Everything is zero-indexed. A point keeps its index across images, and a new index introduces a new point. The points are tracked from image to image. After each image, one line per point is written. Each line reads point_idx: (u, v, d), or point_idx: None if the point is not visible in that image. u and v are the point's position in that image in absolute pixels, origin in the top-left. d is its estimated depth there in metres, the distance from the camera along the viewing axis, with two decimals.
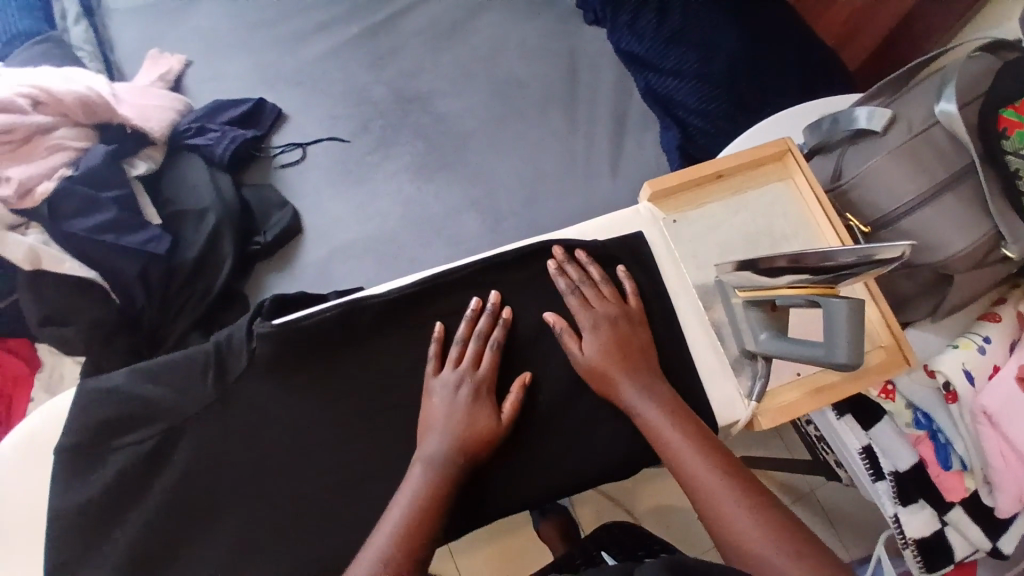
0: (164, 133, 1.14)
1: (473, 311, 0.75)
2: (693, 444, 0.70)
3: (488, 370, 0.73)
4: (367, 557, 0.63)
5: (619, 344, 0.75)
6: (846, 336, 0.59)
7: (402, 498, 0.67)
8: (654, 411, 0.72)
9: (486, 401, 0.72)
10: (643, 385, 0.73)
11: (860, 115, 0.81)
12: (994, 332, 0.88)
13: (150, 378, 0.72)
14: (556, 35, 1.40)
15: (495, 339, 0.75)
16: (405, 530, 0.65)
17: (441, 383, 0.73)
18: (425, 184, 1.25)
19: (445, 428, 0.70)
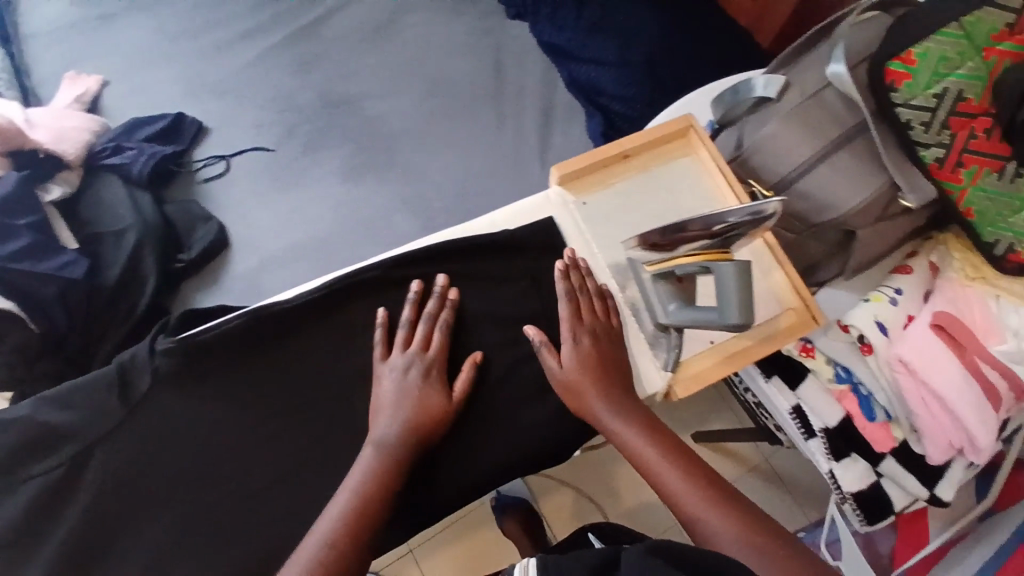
0: (79, 155, 1.11)
1: (417, 294, 0.75)
2: (667, 458, 0.69)
3: (437, 352, 0.73)
4: (309, 543, 0.62)
5: (596, 355, 0.74)
6: (736, 299, 0.64)
7: (351, 482, 0.66)
8: (627, 425, 0.71)
9: (436, 382, 0.72)
10: (615, 398, 0.72)
11: (756, 84, 0.83)
12: (906, 284, 0.91)
13: (53, 403, 0.70)
14: (479, 32, 1.36)
15: (444, 320, 0.74)
16: (350, 511, 0.64)
17: (391, 367, 0.72)
18: (355, 187, 1.23)
19: (398, 411, 0.69)
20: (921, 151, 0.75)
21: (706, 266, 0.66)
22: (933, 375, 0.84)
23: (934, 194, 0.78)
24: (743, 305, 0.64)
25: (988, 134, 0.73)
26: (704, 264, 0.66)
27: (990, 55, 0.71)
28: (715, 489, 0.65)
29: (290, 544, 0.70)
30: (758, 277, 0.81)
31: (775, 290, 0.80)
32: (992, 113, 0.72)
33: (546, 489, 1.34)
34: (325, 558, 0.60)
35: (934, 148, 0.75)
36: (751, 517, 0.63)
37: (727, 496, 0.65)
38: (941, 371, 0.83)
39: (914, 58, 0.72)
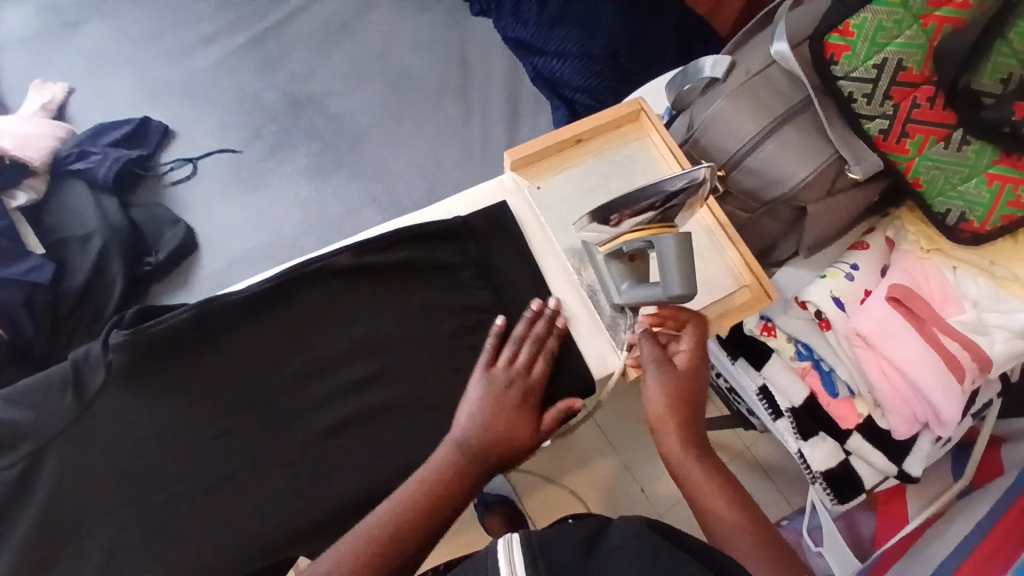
0: (44, 161, 1.12)
1: (531, 314, 0.75)
2: (727, 505, 0.66)
3: (537, 379, 0.73)
4: (359, 532, 0.64)
5: (687, 378, 0.73)
6: (676, 267, 0.67)
7: (420, 473, 0.68)
8: (695, 466, 0.69)
9: (531, 408, 0.71)
10: (691, 436, 0.71)
11: (704, 64, 0.85)
12: (863, 259, 0.91)
13: (6, 402, 0.70)
14: (444, 27, 1.37)
15: (549, 349, 0.74)
16: (400, 507, 0.65)
17: (490, 378, 0.72)
18: (323, 186, 1.24)
19: (487, 426, 0.69)
20: (865, 124, 0.76)
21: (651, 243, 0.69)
22: (890, 347, 0.84)
23: (879, 164, 0.78)
24: (686, 274, 0.67)
25: (931, 103, 0.74)
26: (649, 240, 0.69)
27: (927, 23, 0.72)
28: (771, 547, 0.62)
29: (246, 535, 0.70)
30: (710, 255, 0.81)
31: (726, 265, 0.81)
32: (933, 82, 0.74)
33: (530, 486, 1.32)
34: (370, 547, 0.62)
35: (878, 121, 0.76)
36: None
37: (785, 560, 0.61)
38: (899, 345, 0.84)
39: (851, 30, 0.74)
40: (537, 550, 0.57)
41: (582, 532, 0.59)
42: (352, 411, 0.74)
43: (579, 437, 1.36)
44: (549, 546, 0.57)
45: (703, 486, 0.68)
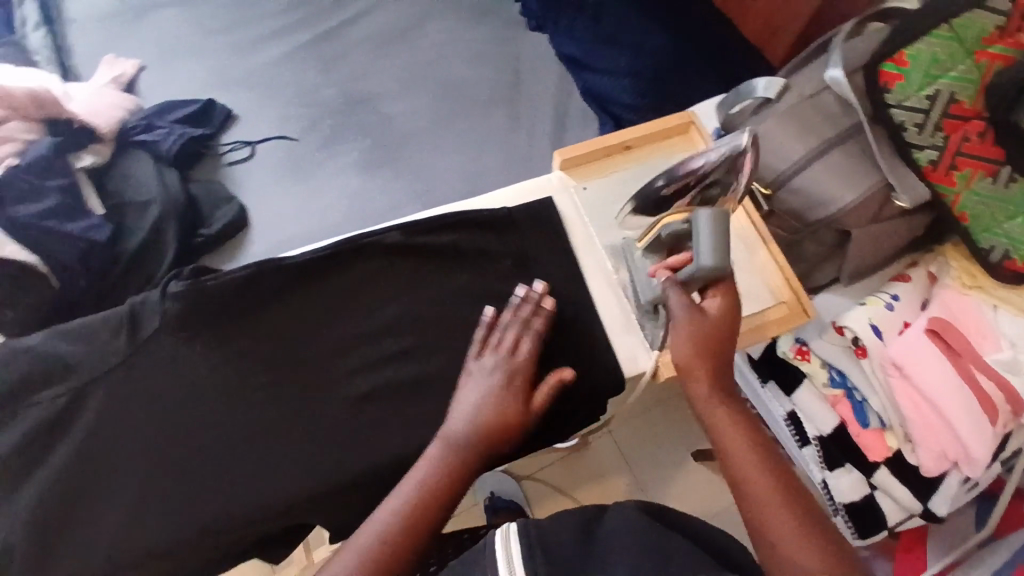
0: (112, 130, 1.17)
1: (518, 300, 0.75)
2: (752, 453, 0.64)
3: (524, 361, 0.72)
4: (372, 528, 0.64)
5: (716, 320, 0.69)
6: (708, 237, 0.67)
7: (418, 472, 0.67)
8: (722, 413, 0.67)
9: (517, 389, 0.71)
10: (718, 382, 0.69)
11: (757, 84, 0.85)
12: (902, 291, 0.91)
13: (65, 338, 0.75)
14: (502, 39, 1.42)
15: (535, 330, 0.74)
16: (407, 509, 0.65)
17: (478, 365, 0.72)
18: (370, 179, 1.28)
19: (474, 413, 0.69)
20: (915, 153, 0.78)
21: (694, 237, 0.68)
22: (925, 380, 0.84)
23: (927, 195, 0.79)
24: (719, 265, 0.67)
25: (981, 137, 0.76)
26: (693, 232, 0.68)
27: (981, 58, 0.74)
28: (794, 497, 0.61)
29: (274, 494, 0.71)
30: (750, 268, 0.82)
31: (764, 279, 0.81)
32: (984, 117, 0.75)
33: (542, 494, 1.31)
34: (385, 536, 0.63)
35: (929, 151, 0.78)
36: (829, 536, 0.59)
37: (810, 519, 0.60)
38: (933, 379, 0.83)
39: (906, 60, 0.76)
40: (535, 542, 0.55)
41: (579, 525, 0.58)
42: (384, 382, 0.75)
43: (596, 451, 1.34)
44: (551, 540, 0.56)
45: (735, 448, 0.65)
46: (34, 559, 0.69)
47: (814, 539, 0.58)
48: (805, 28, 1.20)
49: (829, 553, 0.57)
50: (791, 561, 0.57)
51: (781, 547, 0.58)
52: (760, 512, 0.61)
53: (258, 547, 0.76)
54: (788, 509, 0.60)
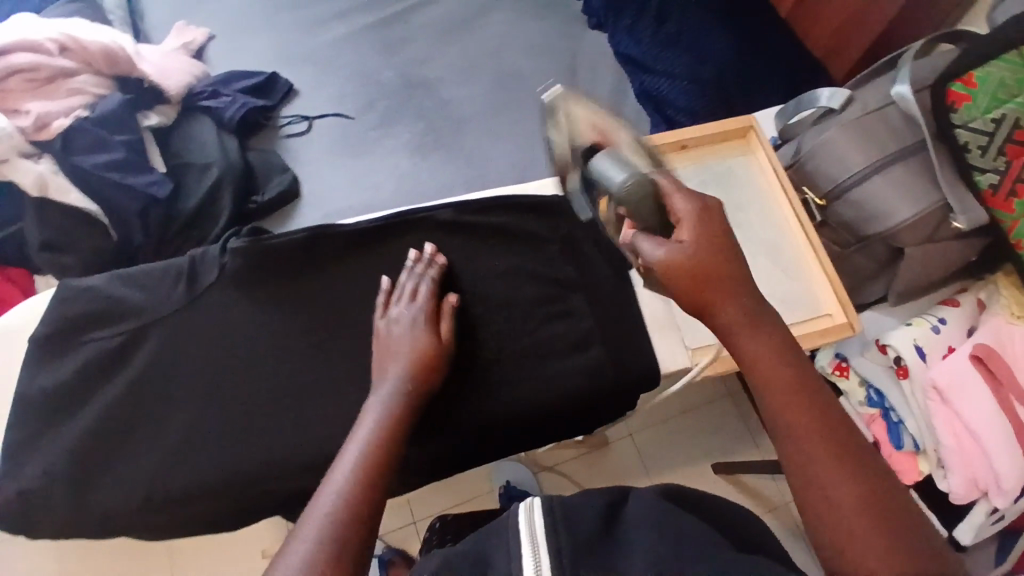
0: (180, 93, 1.22)
1: (411, 259, 0.77)
2: (802, 399, 0.53)
3: (426, 301, 0.74)
4: (339, 476, 0.56)
5: (716, 239, 0.59)
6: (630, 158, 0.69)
7: (374, 419, 0.62)
8: (765, 342, 0.56)
9: (427, 325, 0.72)
10: (750, 307, 0.57)
11: (821, 94, 0.87)
12: (950, 315, 0.89)
13: (126, 281, 0.78)
14: (561, 36, 1.44)
15: (431, 277, 0.76)
16: (371, 454, 0.59)
17: (391, 316, 0.73)
18: (421, 162, 1.30)
19: (401, 354, 0.69)
20: (976, 175, 0.77)
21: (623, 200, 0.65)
22: (967, 405, 0.83)
23: (985, 218, 0.78)
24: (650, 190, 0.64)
25: None
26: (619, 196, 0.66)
27: None
28: (853, 452, 0.51)
29: (310, 451, 0.73)
30: (797, 275, 0.82)
31: (810, 287, 0.81)
32: None
33: (558, 487, 1.31)
34: (356, 486, 0.55)
35: (991, 174, 0.76)
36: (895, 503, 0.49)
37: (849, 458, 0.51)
38: (976, 406, 0.83)
39: (974, 81, 0.75)
40: (558, 512, 0.53)
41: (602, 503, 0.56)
42: None
43: (619, 453, 1.33)
44: (573, 515, 0.53)
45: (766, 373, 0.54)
46: (78, 488, 0.72)
47: (878, 506, 0.48)
48: (870, 46, 1.19)
49: (897, 524, 0.48)
50: (858, 535, 0.47)
51: (842, 515, 0.48)
52: (815, 467, 0.50)
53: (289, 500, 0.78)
54: (847, 468, 0.50)
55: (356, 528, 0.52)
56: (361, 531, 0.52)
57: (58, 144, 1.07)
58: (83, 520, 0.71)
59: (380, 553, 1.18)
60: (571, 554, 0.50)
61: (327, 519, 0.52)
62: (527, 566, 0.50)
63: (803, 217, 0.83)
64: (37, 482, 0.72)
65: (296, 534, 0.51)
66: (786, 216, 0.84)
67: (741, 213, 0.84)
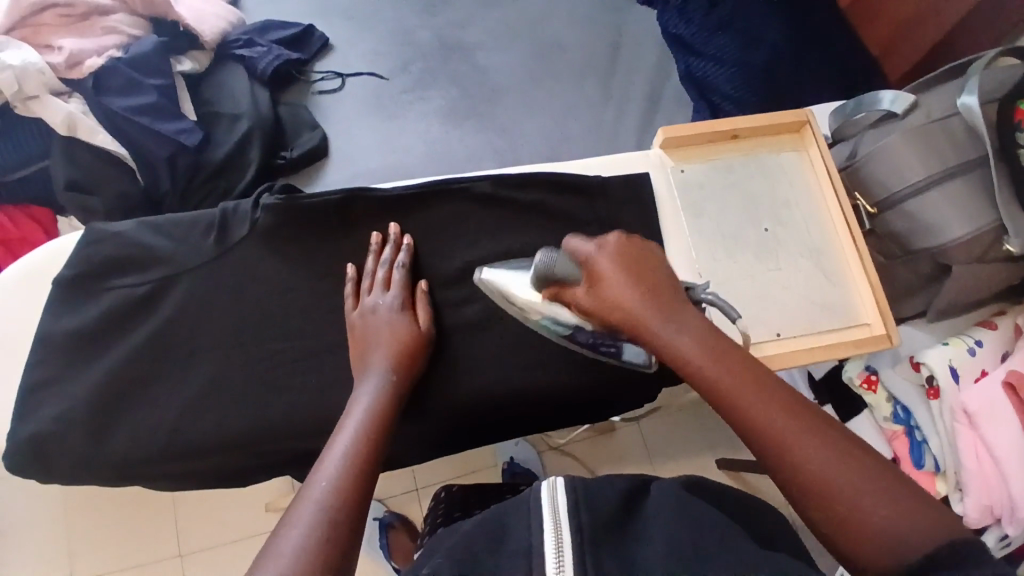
0: (214, 39, 1.19)
1: (375, 245, 0.75)
2: (750, 388, 0.54)
3: (399, 289, 0.73)
4: (331, 463, 0.57)
5: (631, 268, 0.61)
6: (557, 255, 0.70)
7: (359, 412, 0.63)
8: (697, 344, 0.57)
9: (405, 315, 0.71)
10: (674, 314, 0.58)
11: (883, 97, 0.83)
12: (986, 338, 0.86)
13: (153, 229, 0.77)
14: (607, 9, 1.39)
15: (401, 263, 0.74)
16: (359, 448, 0.59)
17: (364, 305, 0.72)
18: (452, 129, 1.27)
19: (381, 344, 0.69)
20: None
21: (547, 270, 0.66)
22: (995, 431, 0.80)
23: None
24: (568, 257, 0.65)
25: None
26: (540, 266, 0.67)
27: None
28: (816, 420, 0.52)
29: (330, 418, 0.72)
30: (839, 279, 0.79)
31: (852, 293, 0.79)
32: None
33: (563, 468, 1.27)
34: (349, 472, 0.57)
35: None
36: (870, 457, 0.50)
37: (822, 437, 0.51)
38: (1005, 434, 0.80)
39: None
40: (581, 495, 0.50)
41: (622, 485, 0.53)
42: (455, 325, 0.75)
43: (627, 439, 1.30)
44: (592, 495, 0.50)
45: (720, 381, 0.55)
46: (94, 435, 0.72)
47: (851, 464, 0.50)
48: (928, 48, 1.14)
49: (874, 476, 0.49)
50: (838, 498, 0.48)
51: (817, 482, 0.49)
52: (779, 445, 0.51)
53: (303, 464, 0.77)
54: (816, 436, 0.51)
55: (350, 510, 0.54)
56: (353, 516, 0.54)
57: (90, 84, 1.04)
58: (99, 466, 0.71)
59: (382, 515, 1.18)
60: (593, 528, 0.48)
61: (322, 503, 0.53)
62: (547, 541, 0.47)
63: (852, 222, 0.80)
64: (55, 425, 0.71)
65: (288, 519, 0.52)
66: (835, 218, 0.81)
67: (787, 211, 0.82)
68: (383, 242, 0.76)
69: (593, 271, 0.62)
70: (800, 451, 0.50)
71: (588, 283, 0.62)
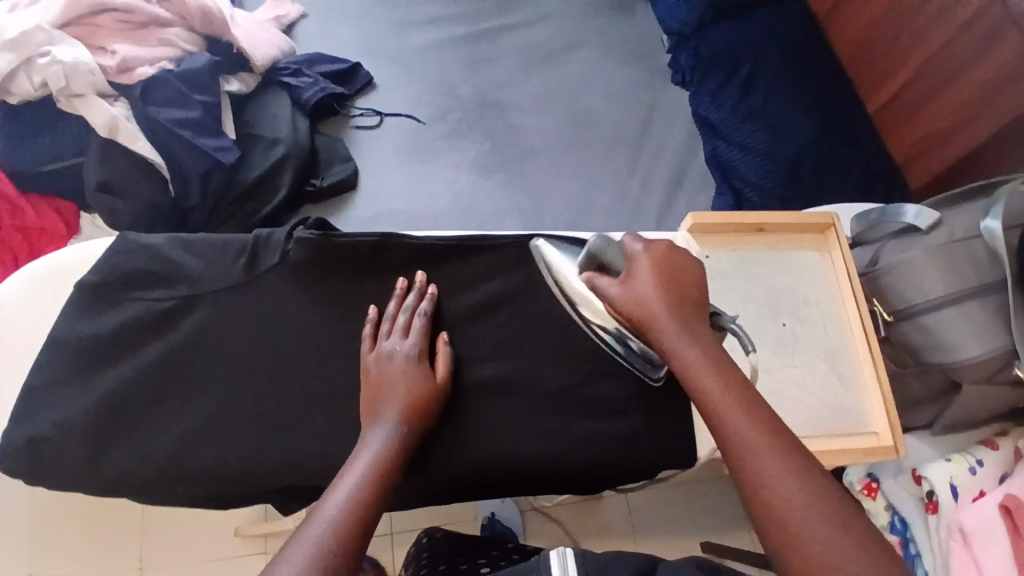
0: (264, 65, 1.23)
1: (399, 290, 0.76)
2: (743, 413, 0.57)
3: (419, 340, 0.73)
4: (333, 505, 0.56)
5: (665, 275, 0.66)
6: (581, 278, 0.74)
7: (364, 458, 0.62)
8: (699, 355, 0.61)
9: (425, 366, 0.71)
10: (690, 327, 0.63)
11: (907, 211, 0.84)
12: (988, 458, 0.85)
13: (184, 246, 0.77)
14: (643, 85, 1.44)
15: (424, 311, 0.75)
16: (362, 492, 0.59)
17: (382, 349, 0.72)
18: (480, 181, 1.29)
19: (394, 394, 0.68)
20: None
21: (598, 253, 0.69)
22: (989, 556, 0.78)
23: None
24: (617, 251, 0.69)
25: None
26: (593, 250, 0.69)
27: None
28: (797, 454, 0.55)
29: (330, 459, 0.71)
30: (850, 384, 0.80)
31: (861, 400, 0.79)
32: None
33: (544, 533, 1.24)
34: (350, 516, 0.56)
35: None
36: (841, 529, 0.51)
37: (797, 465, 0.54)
38: (999, 558, 0.78)
39: None
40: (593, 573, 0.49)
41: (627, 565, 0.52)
42: (473, 381, 0.75)
43: (612, 509, 1.27)
44: None
45: (713, 396, 0.59)
46: (88, 445, 0.71)
47: (821, 503, 0.52)
48: (951, 163, 1.18)
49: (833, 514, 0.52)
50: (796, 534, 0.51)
51: (781, 513, 0.52)
52: (756, 470, 0.54)
53: (294, 499, 0.76)
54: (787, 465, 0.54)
55: (346, 552, 0.54)
56: (349, 558, 0.54)
57: (138, 90, 1.07)
58: (89, 476, 0.70)
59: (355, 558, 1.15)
60: None
61: (320, 546, 0.53)
62: None
63: (870, 330, 0.81)
64: (53, 428, 0.71)
65: (282, 554, 0.52)
66: (853, 323, 0.82)
67: (806, 309, 0.83)
68: (408, 288, 0.77)
69: (630, 272, 0.67)
70: (773, 481, 0.53)
71: (625, 278, 0.67)
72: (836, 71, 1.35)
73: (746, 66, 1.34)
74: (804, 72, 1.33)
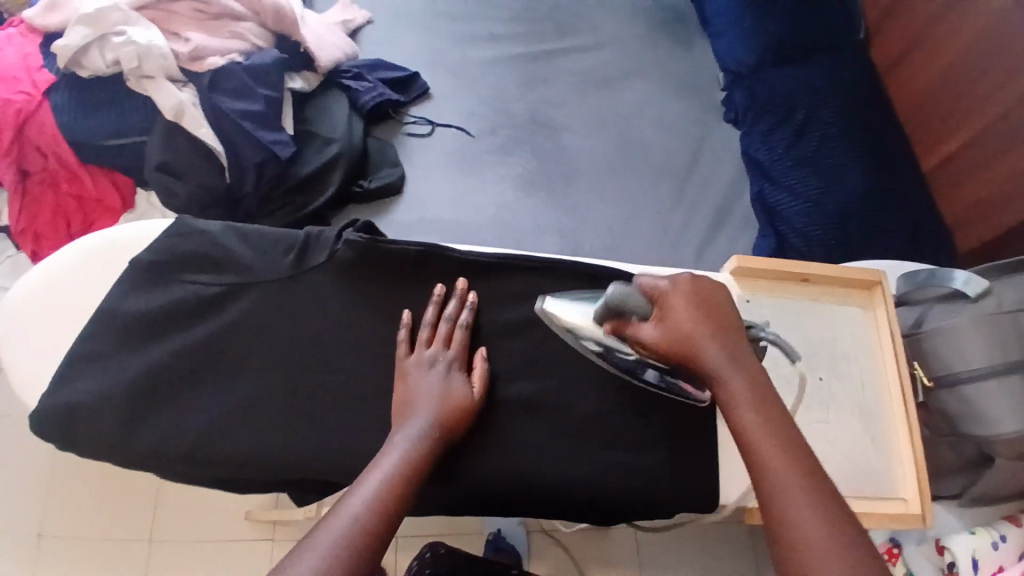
0: (327, 66, 1.27)
1: (439, 297, 0.77)
2: (778, 444, 0.59)
3: (458, 352, 0.74)
4: (360, 500, 0.58)
5: (704, 304, 0.67)
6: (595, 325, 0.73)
7: (394, 456, 0.63)
8: (740, 383, 0.63)
9: (462, 377, 0.72)
10: (733, 354, 0.64)
11: (956, 276, 0.83)
12: (1011, 533, 0.83)
13: (238, 235, 0.80)
14: (694, 121, 1.45)
15: (463, 322, 0.76)
16: (388, 491, 0.60)
17: (422, 356, 0.73)
18: (523, 198, 1.31)
19: (428, 400, 0.69)
20: None
21: (618, 303, 0.68)
22: None
23: None
24: (640, 293, 0.69)
25: None
26: (613, 300, 0.68)
27: None
28: (824, 488, 0.56)
29: (355, 457, 0.72)
30: (883, 446, 0.79)
31: (892, 463, 0.78)
32: None
33: (547, 557, 1.23)
34: (375, 514, 0.57)
35: None
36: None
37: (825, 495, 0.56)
38: None
39: None
40: None
41: None
42: (502, 398, 0.76)
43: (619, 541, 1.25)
44: None
45: (749, 425, 0.60)
46: (125, 416, 0.73)
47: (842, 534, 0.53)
48: (1003, 229, 1.16)
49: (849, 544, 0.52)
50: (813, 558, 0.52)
51: (799, 538, 0.53)
52: (781, 496, 0.56)
53: (313, 493, 0.77)
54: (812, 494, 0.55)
55: (370, 549, 0.55)
56: (369, 555, 0.55)
57: (206, 79, 1.11)
58: (122, 446, 0.72)
59: None
60: None
61: (342, 539, 0.55)
62: None
63: (906, 393, 0.80)
64: (94, 397, 0.73)
65: (305, 542, 0.54)
66: (892, 384, 0.81)
67: (844, 365, 0.82)
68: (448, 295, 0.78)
69: (664, 304, 0.68)
70: (796, 507, 0.55)
71: (659, 315, 0.67)
72: (892, 125, 1.34)
73: (802, 112, 1.33)
74: (859, 124, 1.32)
